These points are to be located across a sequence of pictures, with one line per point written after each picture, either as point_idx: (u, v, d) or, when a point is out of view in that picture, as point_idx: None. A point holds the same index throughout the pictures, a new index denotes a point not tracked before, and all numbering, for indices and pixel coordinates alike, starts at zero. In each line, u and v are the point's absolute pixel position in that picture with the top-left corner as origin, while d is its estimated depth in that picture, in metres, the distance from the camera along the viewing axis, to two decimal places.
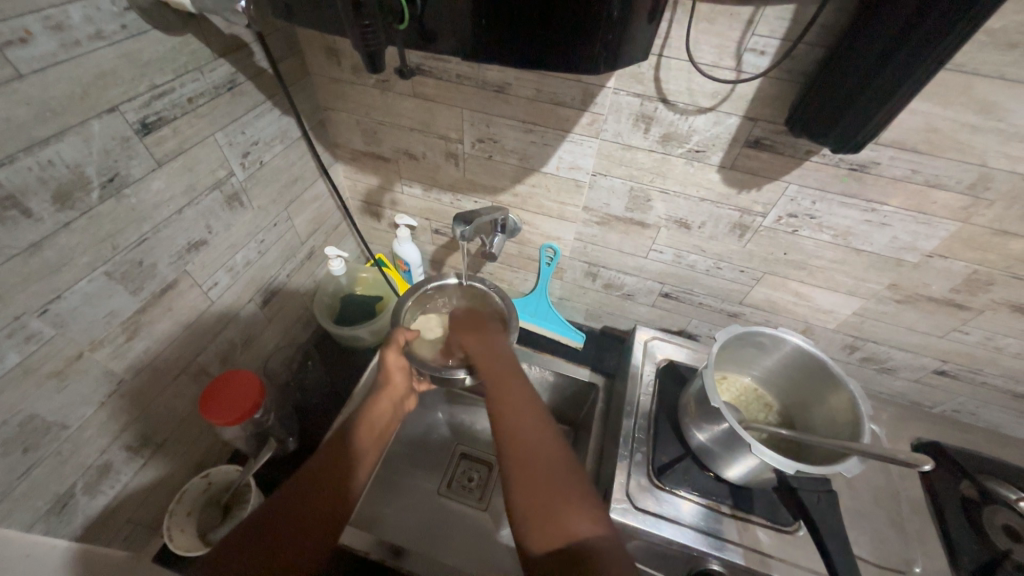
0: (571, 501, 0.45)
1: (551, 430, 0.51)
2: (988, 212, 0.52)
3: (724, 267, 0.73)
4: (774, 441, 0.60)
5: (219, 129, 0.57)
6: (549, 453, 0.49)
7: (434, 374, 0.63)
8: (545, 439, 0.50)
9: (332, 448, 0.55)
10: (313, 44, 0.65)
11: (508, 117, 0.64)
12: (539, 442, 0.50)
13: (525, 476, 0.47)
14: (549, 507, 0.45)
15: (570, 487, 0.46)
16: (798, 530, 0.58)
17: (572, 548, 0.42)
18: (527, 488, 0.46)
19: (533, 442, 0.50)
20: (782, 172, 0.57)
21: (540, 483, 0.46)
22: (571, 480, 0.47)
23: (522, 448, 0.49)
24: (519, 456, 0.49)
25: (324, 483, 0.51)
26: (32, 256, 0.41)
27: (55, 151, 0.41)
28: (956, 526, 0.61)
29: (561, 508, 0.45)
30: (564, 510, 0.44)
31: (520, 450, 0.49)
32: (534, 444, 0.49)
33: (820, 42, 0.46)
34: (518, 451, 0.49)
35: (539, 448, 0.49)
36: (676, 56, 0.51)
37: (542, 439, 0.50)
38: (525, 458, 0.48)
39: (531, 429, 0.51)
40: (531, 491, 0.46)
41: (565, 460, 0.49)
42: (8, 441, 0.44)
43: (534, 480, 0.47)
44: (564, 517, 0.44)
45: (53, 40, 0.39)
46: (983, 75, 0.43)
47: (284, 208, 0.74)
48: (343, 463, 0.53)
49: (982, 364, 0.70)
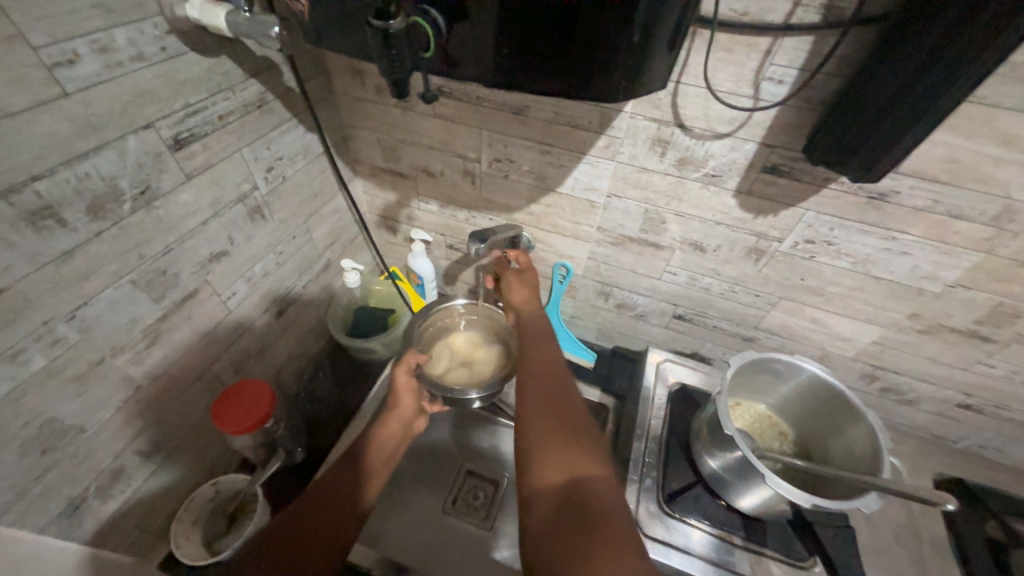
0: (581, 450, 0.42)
1: (573, 396, 0.50)
2: (1012, 244, 0.51)
3: (739, 292, 0.72)
4: (790, 472, 0.59)
5: (245, 145, 0.59)
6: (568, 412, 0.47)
7: (448, 396, 0.62)
8: (566, 402, 0.48)
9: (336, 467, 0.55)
10: (340, 66, 0.67)
11: (525, 138, 0.65)
12: (557, 398, 0.49)
13: (538, 422, 0.46)
14: (556, 449, 0.43)
15: (585, 441, 0.44)
16: (814, 567, 0.55)
17: (571, 494, 0.39)
18: (539, 433, 0.44)
19: (553, 404, 0.48)
20: (799, 199, 0.57)
21: (554, 426, 0.45)
22: (584, 432, 0.44)
23: (539, 404, 0.48)
24: (537, 412, 0.47)
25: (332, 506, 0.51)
26: (64, 264, 0.43)
27: (92, 164, 0.43)
28: (982, 570, 0.58)
29: (570, 451, 0.42)
30: (574, 451, 0.42)
31: (536, 406, 0.48)
32: (556, 402, 0.48)
33: (839, 72, 0.46)
34: (534, 404, 0.48)
35: (559, 406, 0.48)
36: (693, 83, 0.52)
37: (562, 401, 0.48)
38: (540, 412, 0.47)
39: (553, 391, 0.50)
40: (544, 432, 0.44)
41: (585, 419, 0.46)
42: (28, 445, 0.44)
43: (547, 426, 0.45)
44: (571, 454, 0.42)
45: (99, 61, 0.41)
46: (1005, 108, 0.43)
47: (303, 221, 0.75)
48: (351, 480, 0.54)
49: (1008, 399, 0.67)
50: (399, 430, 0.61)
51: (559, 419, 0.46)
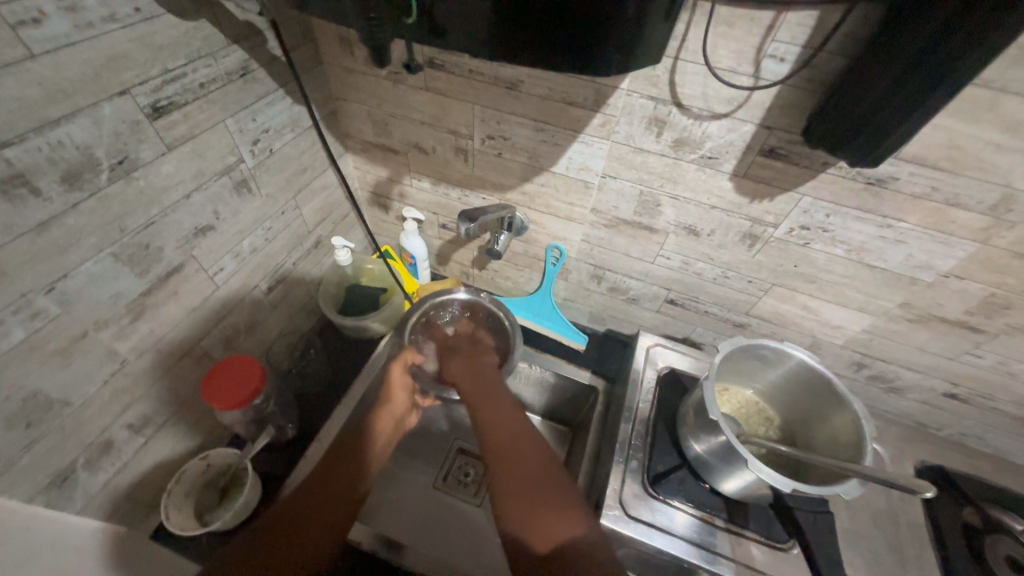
0: (560, 513, 0.45)
1: (533, 435, 0.53)
2: (1008, 235, 0.51)
3: (732, 277, 0.72)
4: (774, 457, 0.59)
5: (229, 116, 0.57)
6: (530, 450, 0.51)
7: (437, 394, 0.65)
8: (524, 437, 0.53)
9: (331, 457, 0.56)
10: (328, 35, 0.65)
11: (519, 115, 0.63)
12: (521, 442, 0.52)
13: (506, 480, 0.49)
14: (534, 522, 0.45)
15: (552, 492, 0.47)
16: (793, 548, 0.57)
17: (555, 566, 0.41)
18: (512, 523, 0.45)
19: (513, 434, 0.53)
20: (797, 184, 0.56)
21: (519, 478, 0.49)
22: (552, 486, 0.48)
23: (504, 456, 0.51)
24: (500, 456, 0.51)
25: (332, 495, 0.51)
26: (41, 235, 0.42)
27: (65, 131, 0.41)
28: (956, 554, 0.59)
29: (546, 525, 0.44)
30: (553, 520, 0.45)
31: (504, 458, 0.51)
32: (513, 441, 0.52)
33: (842, 51, 0.45)
34: (504, 467, 0.50)
35: (524, 454, 0.51)
36: (692, 60, 0.50)
37: (522, 435, 0.53)
38: (507, 468, 0.50)
39: (508, 430, 0.54)
40: (516, 506, 0.46)
41: (546, 457, 0.51)
42: (12, 417, 0.44)
43: (516, 499, 0.47)
44: (546, 518, 0.45)
45: (67, 22, 0.39)
46: (1011, 92, 0.42)
47: (292, 197, 0.74)
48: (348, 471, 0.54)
49: (993, 389, 0.68)
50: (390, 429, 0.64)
51: (524, 467, 0.50)
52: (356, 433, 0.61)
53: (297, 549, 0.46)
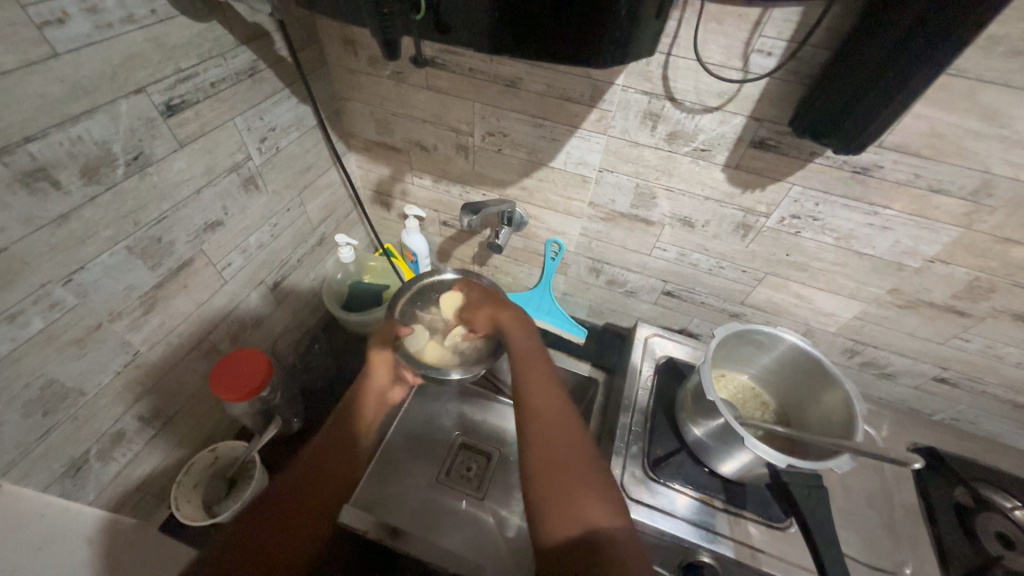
0: (592, 496, 0.46)
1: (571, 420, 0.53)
2: (990, 219, 0.53)
3: (727, 267, 0.74)
4: (770, 439, 0.61)
5: (238, 114, 0.59)
6: (569, 433, 0.51)
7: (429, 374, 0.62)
8: (558, 420, 0.53)
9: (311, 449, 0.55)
10: (332, 36, 0.67)
11: (518, 111, 0.65)
12: (558, 425, 0.52)
13: (540, 462, 0.49)
14: (565, 502, 0.45)
15: (586, 474, 0.48)
16: (790, 527, 0.58)
17: (587, 545, 0.42)
18: (545, 496, 0.46)
19: (550, 416, 0.53)
20: (786, 174, 0.58)
21: (558, 464, 0.49)
22: (586, 470, 0.48)
23: (540, 435, 0.51)
24: (540, 435, 0.51)
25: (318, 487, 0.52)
26: (60, 227, 0.43)
27: (85, 127, 0.43)
28: (948, 530, 0.61)
29: (578, 509, 0.45)
30: (583, 503, 0.45)
31: (540, 437, 0.51)
32: (555, 428, 0.52)
33: (826, 44, 0.47)
34: (542, 445, 0.50)
35: (562, 436, 0.51)
36: (684, 55, 0.52)
37: (561, 418, 0.53)
38: (541, 449, 0.50)
39: (543, 409, 0.54)
40: (548, 487, 0.47)
41: (582, 441, 0.51)
42: (31, 404, 0.46)
43: (547, 477, 0.47)
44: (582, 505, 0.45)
45: (88, 22, 0.41)
46: (986, 81, 0.44)
47: (297, 194, 0.76)
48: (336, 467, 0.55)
49: (981, 372, 0.70)
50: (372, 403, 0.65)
51: (560, 448, 0.50)
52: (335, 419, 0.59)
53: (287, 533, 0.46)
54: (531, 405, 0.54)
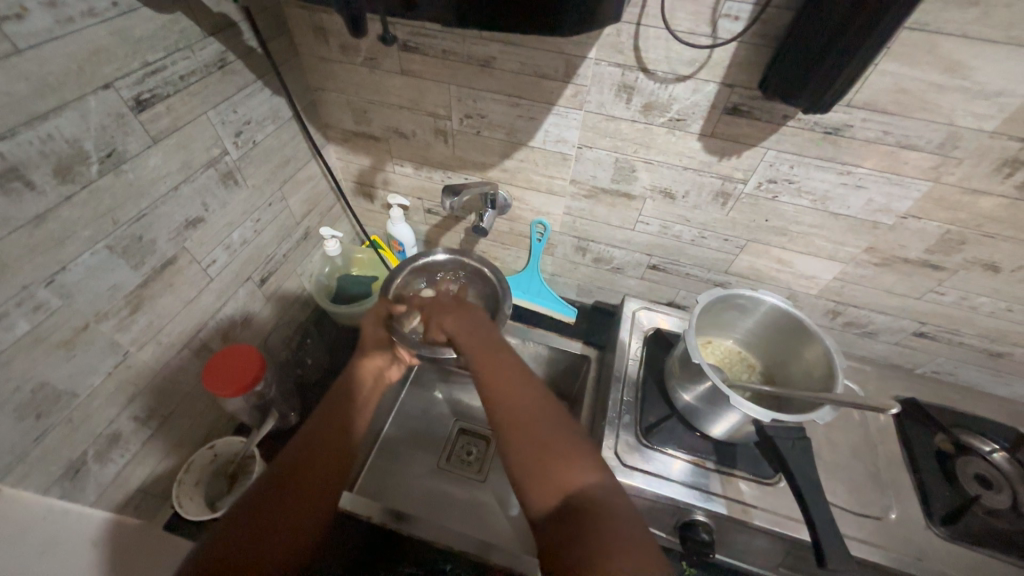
0: (573, 465, 0.46)
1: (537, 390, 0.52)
2: (957, 171, 0.54)
3: (709, 237, 0.75)
4: (756, 398, 0.63)
5: (211, 108, 0.58)
6: (544, 404, 0.51)
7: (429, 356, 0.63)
8: (530, 393, 0.52)
9: (310, 433, 0.54)
10: (302, 24, 0.66)
11: (494, 91, 0.65)
12: (530, 398, 0.51)
13: (515, 437, 0.48)
14: (547, 475, 0.45)
15: (561, 444, 0.47)
16: (779, 482, 0.61)
17: (575, 511, 0.43)
18: (528, 471, 0.46)
19: (517, 391, 0.52)
20: (760, 139, 0.59)
21: (534, 436, 0.48)
22: (565, 439, 0.48)
23: (513, 410, 0.50)
24: (513, 410, 0.50)
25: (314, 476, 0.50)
26: (37, 228, 0.43)
27: (54, 125, 0.42)
28: (929, 474, 0.63)
29: (561, 480, 0.45)
30: (564, 473, 0.45)
31: (515, 412, 0.50)
32: (526, 402, 0.51)
33: (790, 5, 0.48)
34: (514, 419, 0.49)
35: (536, 408, 0.50)
36: (653, 24, 0.53)
37: (529, 391, 0.52)
38: (516, 424, 0.49)
39: (516, 383, 0.53)
40: (527, 464, 0.46)
41: (558, 410, 0.50)
42: (22, 407, 0.46)
43: (525, 453, 0.47)
44: (564, 475, 0.45)
45: (48, 17, 0.40)
46: (946, 34, 0.45)
47: (278, 188, 0.75)
48: (327, 449, 0.53)
49: (958, 324, 0.72)
50: (371, 381, 0.63)
51: (536, 420, 0.49)
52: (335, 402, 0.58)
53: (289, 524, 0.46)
54: (502, 380, 0.53)
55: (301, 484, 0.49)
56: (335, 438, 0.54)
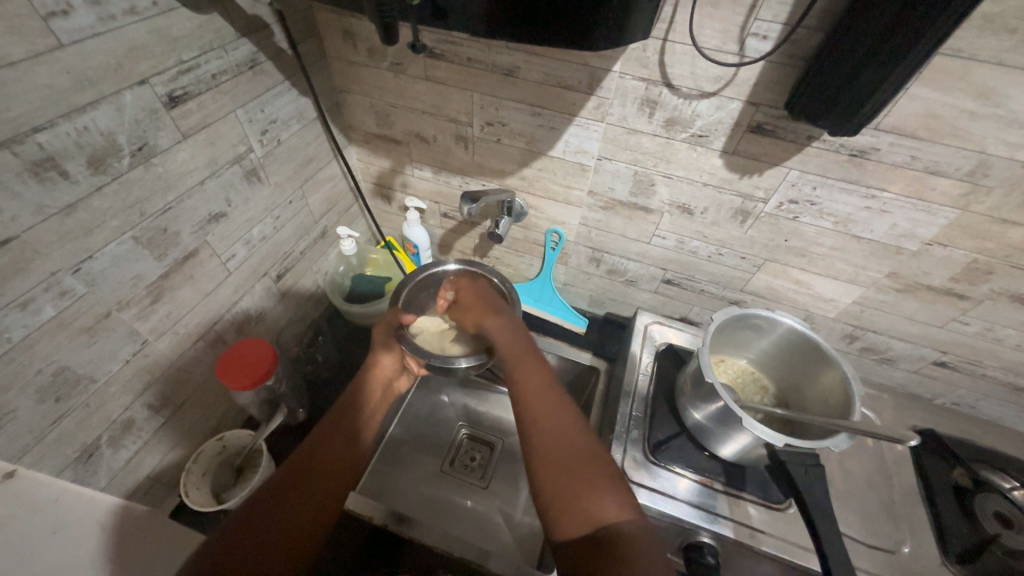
0: (597, 491, 0.45)
1: (568, 412, 0.52)
2: (987, 200, 0.53)
3: (726, 254, 0.74)
4: (768, 420, 0.62)
5: (240, 106, 0.60)
6: (570, 428, 0.50)
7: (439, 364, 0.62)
8: (556, 414, 0.51)
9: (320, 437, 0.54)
10: (331, 28, 0.67)
11: (516, 100, 0.66)
12: (559, 420, 0.51)
13: (541, 459, 0.48)
14: (570, 499, 0.45)
15: (586, 470, 0.46)
16: (789, 508, 0.59)
17: (600, 540, 0.42)
18: (555, 497, 0.45)
19: (545, 413, 0.51)
20: (783, 158, 0.58)
21: (562, 460, 0.47)
22: (594, 466, 0.47)
23: (541, 430, 0.50)
24: (540, 431, 0.50)
25: (319, 478, 0.51)
26: (68, 217, 0.44)
27: (91, 118, 0.44)
28: (947, 511, 0.61)
29: (586, 505, 0.44)
30: (593, 502, 0.44)
31: (541, 434, 0.49)
32: (553, 424, 0.50)
33: (820, 26, 0.47)
34: (542, 442, 0.49)
35: (563, 430, 0.50)
36: (680, 41, 0.53)
37: (557, 415, 0.51)
38: (546, 446, 0.48)
39: (541, 407, 0.52)
40: (554, 489, 0.45)
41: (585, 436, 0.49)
42: (43, 389, 0.47)
43: (552, 477, 0.46)
44: (591, 503, 0.44)
45: (92, 14, 0.42)
46: (981, 61, 0.44)
47: (299, 186, 0.77)
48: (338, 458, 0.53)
49: (981, 356, 0.70)
50: (381, 389, 0.64)
51: (564, 444, 0.48)
52: (348, 406, 0.59)
53: (291, 529, 0.46)
54: (528, 402, 0.53)
55: (306, 488, 0.50)
56: (343, 443, 0.55)
